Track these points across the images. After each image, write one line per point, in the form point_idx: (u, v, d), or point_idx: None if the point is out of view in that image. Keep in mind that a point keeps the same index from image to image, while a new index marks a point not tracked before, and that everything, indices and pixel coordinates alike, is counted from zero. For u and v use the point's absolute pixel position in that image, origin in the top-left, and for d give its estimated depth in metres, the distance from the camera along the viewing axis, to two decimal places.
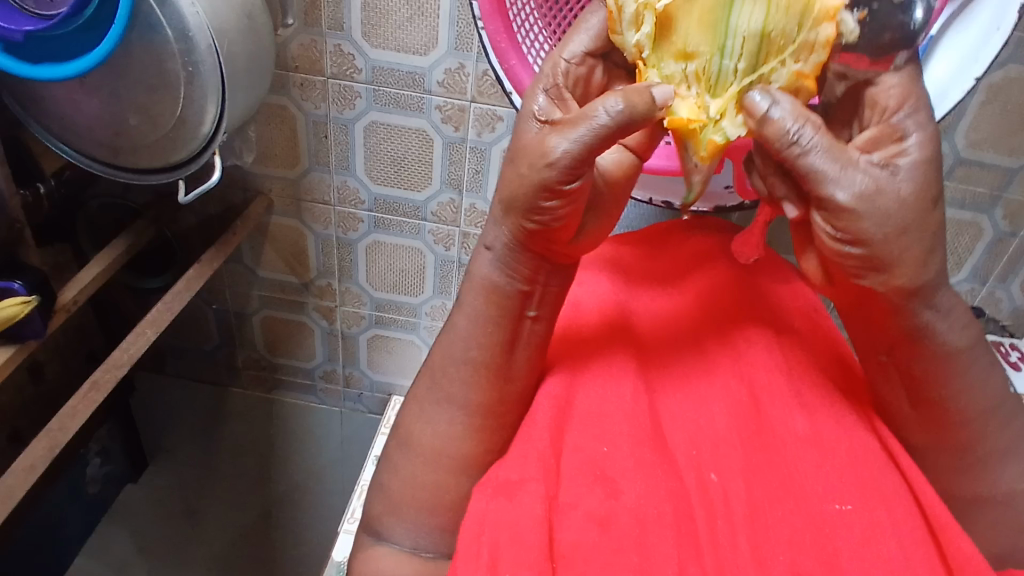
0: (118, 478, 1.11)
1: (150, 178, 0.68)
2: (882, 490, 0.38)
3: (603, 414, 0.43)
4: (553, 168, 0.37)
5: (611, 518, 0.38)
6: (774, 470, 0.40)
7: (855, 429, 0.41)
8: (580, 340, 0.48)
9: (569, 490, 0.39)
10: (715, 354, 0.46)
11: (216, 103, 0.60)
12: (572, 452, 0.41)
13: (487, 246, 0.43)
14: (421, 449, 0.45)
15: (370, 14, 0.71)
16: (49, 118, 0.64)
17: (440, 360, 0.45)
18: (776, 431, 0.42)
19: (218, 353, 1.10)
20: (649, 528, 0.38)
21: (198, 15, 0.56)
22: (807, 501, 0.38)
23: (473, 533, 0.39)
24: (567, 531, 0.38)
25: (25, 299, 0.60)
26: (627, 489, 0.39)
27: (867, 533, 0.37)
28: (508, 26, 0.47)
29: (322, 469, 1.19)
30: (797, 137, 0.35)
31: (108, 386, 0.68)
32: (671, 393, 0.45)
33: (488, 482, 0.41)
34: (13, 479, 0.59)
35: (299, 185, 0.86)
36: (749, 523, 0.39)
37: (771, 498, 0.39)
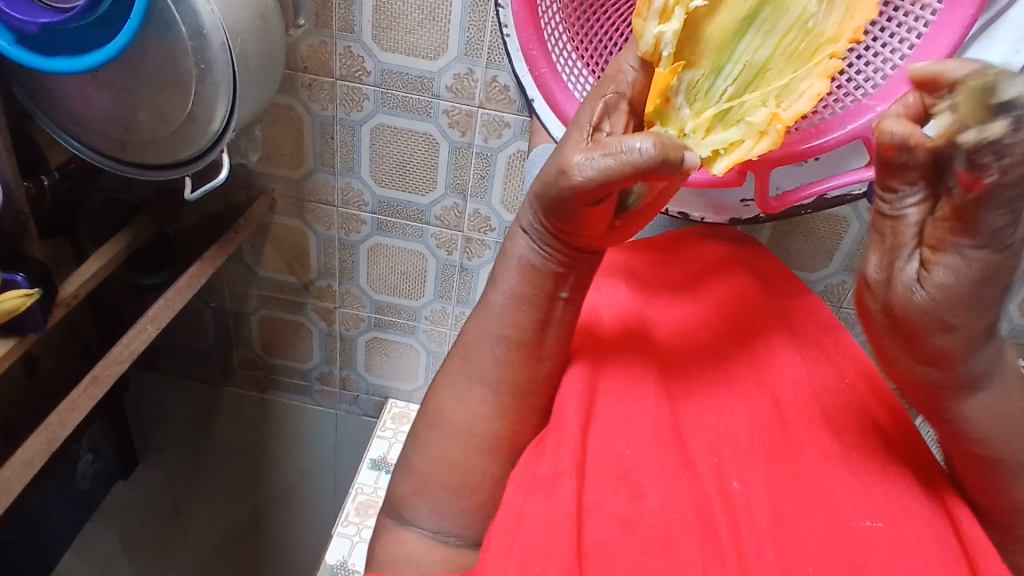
0: (108, 476, 1.09)
1: (157, 174, 0.68)
2: (904, 511, 0.43)
3: (629, 419, 0.46)
4: (575, 188, 0.37)
5: (637, 520, 0.42)
6: (797, 482, 0.45)
7: (871, 453, 0.45)
8: (606, 340, 0.49)
9: (594, 490, 0.43)
10: (738, 368, 0.49)
11: (227, 101, 0.60)
12: (598, 455, 0.44)
13: (523, 228, 0.44)
14: (451, 427, 0.46)
15: (380, 17, 0.71)
16: (57, 111, 0.63)
17: (473, 339, 0.45)
18: (800, 449, 0.46)
19: (212, 353, 1.08)
20: (673, 531, 0.42)
21: (213, 14, 0.56)
22: (835, 516, 0.43)
23: (509, 526, 0.42)
24: (593, 529, 0.42)
25: (27, 292, 0.60)
26: (651, 492, 0.43)
27: (892, 546, 0.41)
28: (540, 35, 0.48)
29: (315, 470, 1.19)
30: None
31: (108, 381, 0.67)
32: (694, 406, 0.48)
33: (520, 479, 0.44)
34: (10, 473, 0.59)
35: (303, 185, 0.86)
36: (772, 533, 0.43)
37: (795, 511, 0.44)
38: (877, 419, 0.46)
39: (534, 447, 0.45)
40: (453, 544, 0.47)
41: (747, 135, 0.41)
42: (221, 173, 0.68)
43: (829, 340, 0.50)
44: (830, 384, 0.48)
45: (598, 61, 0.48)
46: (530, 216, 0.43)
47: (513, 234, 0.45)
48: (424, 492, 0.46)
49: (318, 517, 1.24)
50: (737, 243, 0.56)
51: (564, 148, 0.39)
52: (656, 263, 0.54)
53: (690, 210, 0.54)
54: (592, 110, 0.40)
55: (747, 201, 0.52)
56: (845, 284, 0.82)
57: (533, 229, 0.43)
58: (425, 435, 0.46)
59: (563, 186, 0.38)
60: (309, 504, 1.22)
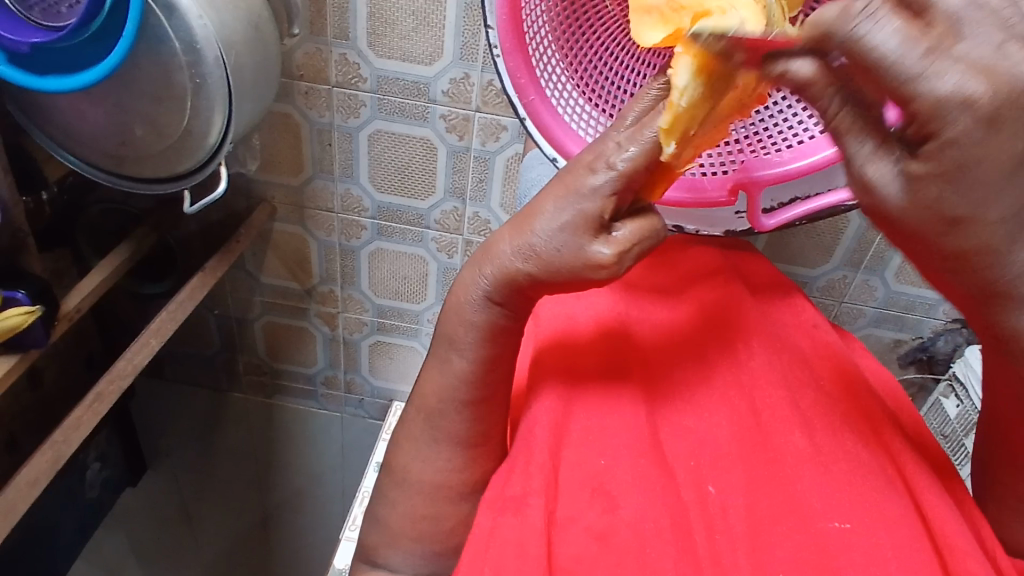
0: (116, 483, 1.10)
1: (155, 188, 0.68)
2: (884, 513, 0.37)
3: (603, 430, 0.42)
4: (605, 274, 0.39)
5: (611, 533, 0.38)
6: (775, 486, 0.39)
7: (855, 447, 0.40)
8: (574, 350, 0.46)
9: (569, 505, 0.39)
10: (715, 362, 0.45)
11: (223, 114, 0.60)
12: (572, 467, 0.41)
13: (486, 293, 0.43)
14: (421, 486, 0.46)
15: (375, 23, 0.71)
16: (54, 128, 0.64)
17: (450, 373, 0.44)
18: (777, 448, 0.40)
19: (217, 359, 1.08)
20: (648, 542, 0.38)
21: (206, 27, 0.56)
22: (806, 520, 0.37)
23: (480, 549, 0.39)
24: (567, 546, 0.38)
25: (29, 309, 0.60)
26: (625, 503, 0.39)
27: (868, 553, 0.35)
28: (527, 61, 0.47)
29: (323, 472, 1.20)
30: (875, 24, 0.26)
31: (112, 397, 0.68)
32: (672, 408, 0.44)
33: (494, 500, 0.41)
34: (16, 492, 0.59)
35: (303, 193, 0.86)
36: (753, 544, 0.37)
37: (772, 515, 0.38)
38: (869, 416, 0.42)
39: (506, 468, 0.43)
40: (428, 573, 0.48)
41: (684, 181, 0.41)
42: (219, 186, 0.68)
43: (814, 339, 0.48)
44: (809, 373, 0.44)
45: (591, 86, 0.48)
46: (503, 282, 0.42)
47: (465, 295, 0.43)
48: (394, 543, 0.47)
49: (328, 519, 1.25)
50: (725, 246, 0.55)
51: (582, 252, 0.39)
52: (643, 267, 0.52)
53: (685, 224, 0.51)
54: (599, 201, 0.38)
55: (741, 213, 0.48)
56: (846, 279, 0.82)
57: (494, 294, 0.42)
58: (403, 488, 0.47)
59: (595, 277, 0.39)
60: (318, 507, 1.23)
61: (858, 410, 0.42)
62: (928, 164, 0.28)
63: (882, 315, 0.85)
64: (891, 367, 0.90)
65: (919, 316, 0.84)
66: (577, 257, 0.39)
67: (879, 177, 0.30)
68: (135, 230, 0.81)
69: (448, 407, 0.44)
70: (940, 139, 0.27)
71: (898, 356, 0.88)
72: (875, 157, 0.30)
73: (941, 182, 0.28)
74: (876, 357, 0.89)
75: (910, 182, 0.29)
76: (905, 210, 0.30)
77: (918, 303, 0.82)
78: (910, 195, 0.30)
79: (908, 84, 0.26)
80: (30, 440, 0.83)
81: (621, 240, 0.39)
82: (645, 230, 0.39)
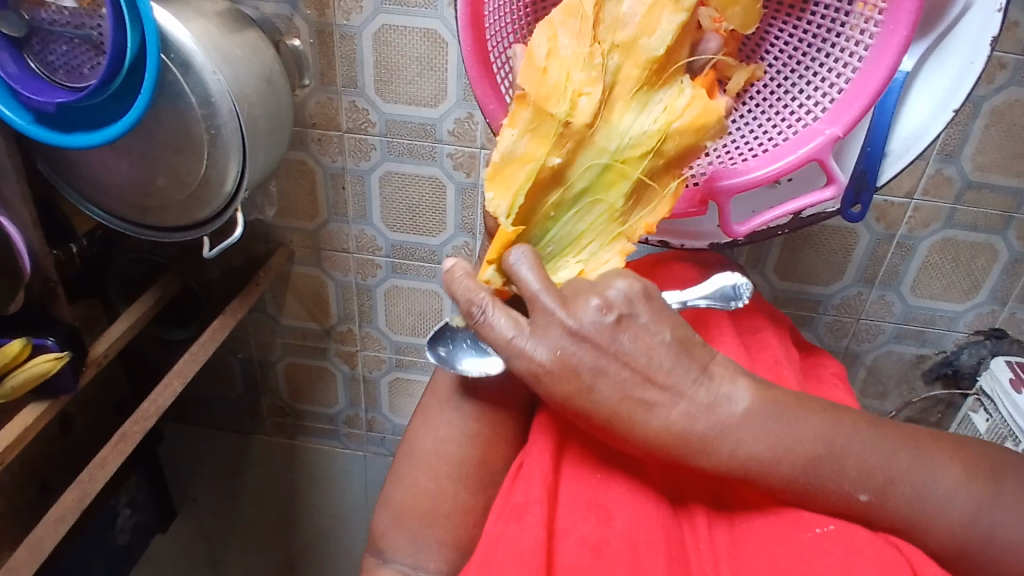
0: (146, 528, 1.12)
1: (176, 236, 0.71)
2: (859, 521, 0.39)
3: (598, 448, 0.44)
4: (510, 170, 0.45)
5: (605, 545, 0.38)
6: (758, 503, 0.41)
7: None
8: None
9: (565, 518, 0.40)
10: None
11: (238, 162, 0.63)
12: (572, 486, 0.42)
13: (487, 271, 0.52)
14: (436, 500, 0.47)
15: (381, 71, 0.75)
16: (81, 182, 0.68)
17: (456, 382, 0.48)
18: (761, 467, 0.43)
19: (242, 401, 1.12)
20: (642, 554, 0.38)
21: (219, 81, 0.59)
22: (793, 526, 0.38)
23: (482, 558, 0.39)
24: (566, 556, 0.38)
25: (56, 355, 0.63)
26: (620, 515, 0.40)
27: (847, 553, 0.36)
28: (495, 86, 0.47)
29: (348, 512, 1.19)
30: (479, 311, 0.41)
31: (136, 437, 0.69)
32: None
33: (501, 510, 0.42)
34: (42, 531, 0.61)
35: (319, 235, 0.89)
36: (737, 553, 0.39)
37: (758, 527, 0.39)
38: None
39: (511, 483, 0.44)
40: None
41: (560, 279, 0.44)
42: (236, 230, 0.71)
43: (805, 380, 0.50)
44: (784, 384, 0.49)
45: None
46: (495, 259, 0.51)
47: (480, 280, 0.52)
48: None
49: None
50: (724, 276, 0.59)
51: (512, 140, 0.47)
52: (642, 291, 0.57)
53: (669, 238, 0.52)
54: None
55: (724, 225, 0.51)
56: (862, 295, 0.82)
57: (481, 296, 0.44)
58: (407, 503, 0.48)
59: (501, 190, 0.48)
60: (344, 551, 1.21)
61: None
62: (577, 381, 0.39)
63: (902, 331, 0.84)
64: (917, 384, 0.88)
65: (940, 329, 0.83)
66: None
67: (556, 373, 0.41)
68: (160, 277, 0.84)
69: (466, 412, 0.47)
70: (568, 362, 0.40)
71: (922, 371, 0.86)
72: None
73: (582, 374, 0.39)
74: (900, 373, 0.87)
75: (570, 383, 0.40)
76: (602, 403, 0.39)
77: (937, 316, 0.82)
78: (534, 339, 0.40)
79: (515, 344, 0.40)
80: (61, 486, 0.85)
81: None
82: (497, 321, 0.40)
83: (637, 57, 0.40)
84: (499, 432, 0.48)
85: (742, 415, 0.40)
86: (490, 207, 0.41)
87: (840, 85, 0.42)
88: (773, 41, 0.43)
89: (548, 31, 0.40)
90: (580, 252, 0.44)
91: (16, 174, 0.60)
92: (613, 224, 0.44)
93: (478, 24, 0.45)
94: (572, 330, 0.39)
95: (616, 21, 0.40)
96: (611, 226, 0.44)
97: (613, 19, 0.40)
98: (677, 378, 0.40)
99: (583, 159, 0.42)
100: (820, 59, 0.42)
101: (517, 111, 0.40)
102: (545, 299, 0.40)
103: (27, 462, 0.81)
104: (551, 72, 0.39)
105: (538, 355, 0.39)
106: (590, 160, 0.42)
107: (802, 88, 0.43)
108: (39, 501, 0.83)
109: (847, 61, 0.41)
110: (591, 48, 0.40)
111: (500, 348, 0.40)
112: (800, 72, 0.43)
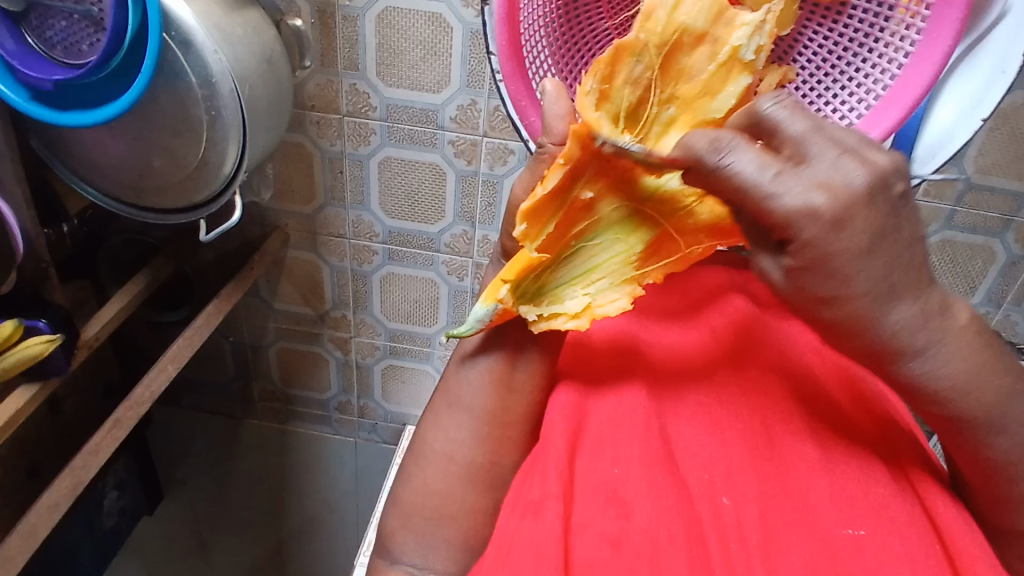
0: (134, 510, 1.11)
1: (172, 219, 0.70)
2: (897, 518, 0.39)
3: (615, 438, 0.44)
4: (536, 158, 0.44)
5: (624, 539, 0.40)
6: (787, 497, 0.41)
7: (865, 461, 0.42)
8: (589, 363, 0.48)
9: (582, 512, 0.42)
10: (725, 378, 0.46)
11: (237, 145, 0.62)
12: (587, 475, 0.43)
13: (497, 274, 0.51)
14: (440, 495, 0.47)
15: (384, 54, 0.73)
16: (75, 161, 0.66)
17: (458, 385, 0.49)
18: (789, 458, 0.42)
19: (232, 385, 1.11)
20: (662, 550, 0.40)
21: (221, 62, 0.58)
22: (820, 527, 0.40)
23: (502, 550, 0.42)
24: (582, 551, 0.41)
25: (50, 338, 0.62)
26: (639, 509, 0.41)
27: (879, 559, 0.38)
28: (529, 87, 0.47)
29: (337, 498, 1.19)
30: (727, 154, 0.34)
31: (130, 423, 0.69)
32: (683, 417, 0.45)
33: (513, 505, 0.44)
34: (36, 518, 0.60)
35: (315, 220, 0.88)
36: (764, 549, 0.40)
37: (783, 524, 0.41)
38: (878, 422, 0.44)
39: (527, 472, 0.45)
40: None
41: (565, 313, 0.44)
42: (233, 215, 0.69)
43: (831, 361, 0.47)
44: (810, 365, 0.47)
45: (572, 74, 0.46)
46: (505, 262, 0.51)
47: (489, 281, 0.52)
48: (408, 527, 0.48)
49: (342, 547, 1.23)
50: None
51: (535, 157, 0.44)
52: None
53: None
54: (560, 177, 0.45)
55: None
56: None
57: (483, 317, 0.45)
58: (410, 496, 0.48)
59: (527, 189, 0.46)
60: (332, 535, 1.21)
61: (867, 418, 0.45)
62: (795, 261, 0.34)
63: None
64: None
65: None
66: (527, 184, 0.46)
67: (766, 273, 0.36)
68: (153, 259, 0.82)
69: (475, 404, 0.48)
70: (813, 241, 0.33)
71: None
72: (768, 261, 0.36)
73: (812, 274, 0.34)
74: None
75: (790, 275, 0.35)
76: (792, 294, 0.35)
77: None
78: (798, 189, 0.33)
79: (765, 191, 0.33)
80: (50, 469, 0.84)
81: (570, 114, 0.43)
82: (739, 160, 0.34)
83: (694, 114, 0.41)
84: (502, 426, 0.48)
85: (951, 336, 0.36)
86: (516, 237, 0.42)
87: (877, 92, 0.41)
88: (808, 40, 0.42)
89: (612, 73, 0.40)
90: (590, 285, 0.44)
91: (10, 152, 0.58)
92: (627, 271, 0.44)
93: (513, 18, 0.44)
94: (866, 171, 0.33)
95: (682, 73, 0.41)
96: (627, 268, 0.44)
97: (682, 70, 0.41)
98: (895, 271, 0.34)
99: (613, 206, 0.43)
100: (857, 63, 0.41)
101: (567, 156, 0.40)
102: (827, 152, 0.34)
103: (15, 444, 0.80)
104: (603, 117, 0.41)
105: (791, 208, 0.33)
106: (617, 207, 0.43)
107: (839, 92, 0.42)
108: (28, 484, 0.83)
109: (884, 67, 0.41)
110: (649, 96, 0.41)
111: (748, 196, 0.34)
112: (835, 74, 0.42)
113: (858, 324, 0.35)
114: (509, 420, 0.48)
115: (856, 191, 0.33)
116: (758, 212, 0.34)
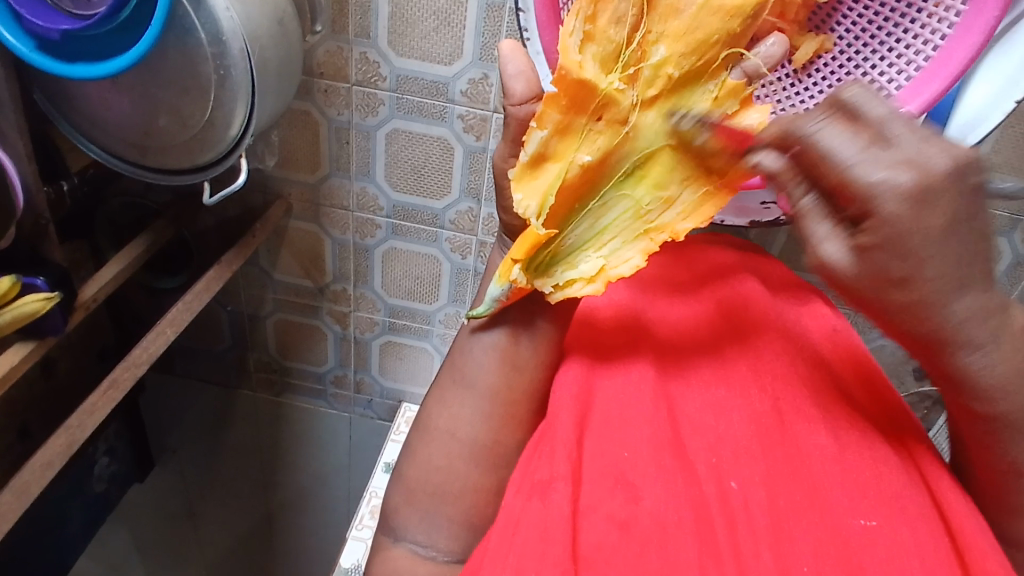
0: (123, 475, 1.11)
1: (175, 179, 0.68)
2: (905, 509, 0.39)
3: (625, 419, 0.44)
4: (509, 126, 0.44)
5: (633, 522, 0.39)
6: (798, 482, 0.41)
7: (875, 447, 0.42)
8: (596, 339, 0.48)
9: (590, 494, 0.41)
10: (732, 355, 0.46)
11: (245, 106, 0.61)
12: (595, 457, 0.43)
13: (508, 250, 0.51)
14: (446, 468, 0.47)
15: (396, 23, 0.72)
16: (79, 116, 0.65)
17: (465, 357, 0.48)
18: (801, 445, 0.42)
19: (228, 355, 1.09)
20: (671, 534, 0.39)
21: (232, 19, 0.56)
22: (832, 516, 0.39)
23: (509, 530, 0.41)
24: (590, 534, 0.39)
25: (47, 296, 0.61)
26: (647, 493, 0.41)
27: (890, 549, 0.37)
28: None
29: (329, 471, 1.20)
30: (813, 127, 0.33)
31: (126, 384, 0.68)
32: (688, 397, 0.45)
33: (523, 484, 0.43)
34: (29, 475, 0.60)
35: (319, 190, 0.87)
36: (775, 535, 0.39)
37: (795, 509, 0.40)
38: (890, 416, 0.44)
39: (534, 450, 0.45)
40: (442, 561, 0.47)
41: (581, 277, 0.43)
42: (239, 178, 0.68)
43: (838, 343, 0.48)
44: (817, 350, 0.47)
45: None
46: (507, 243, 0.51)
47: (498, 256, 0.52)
48: (413, 502, 0.48)
49: (332, 519, 1.25)
50: (746, 251, 0.56)
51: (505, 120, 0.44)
52: (664, 259, 0.53)
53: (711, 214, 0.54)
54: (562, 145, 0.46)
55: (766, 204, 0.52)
56: None
57: (499, 295, 0.45)
58: (417, 467, 0.48)
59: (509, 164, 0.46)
60: (319, 511, 1.24)
61: (882, 410, 0.44)
62: (869, 236, 0.32)
63: None
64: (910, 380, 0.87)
65: None
66: (508, 154, 0.46)
67: (831, 253, 0.34)
68: (153, 223, 0.80)
69: (484, 382, 0.47)
70: (879, 216, 0.32)
71: (914, 367, 0.84)
72: (834, 236, 0.34)
73: (885, 250, 0.32)
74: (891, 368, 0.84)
75: (859, 253, 0.33)
76: (855, 275, 0.34)
77: None
78: (882, 164, 0.32)
79: (848, 168, 0.32)
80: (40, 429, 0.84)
81: (528, 72, 0.42)
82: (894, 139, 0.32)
83: (686, 51, 0.41)
84: (510, 402, 0.47)
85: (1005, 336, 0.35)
86: (518, 208, 0.41)
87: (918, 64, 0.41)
88: (847, 11, 0.42)
89: (595, 12, 0.40)
90: (601, 248, 0.43)
91: (13, 103, 0.57)
92: (638, 226, 0.43)
93: None
94: (918, 165, 0.31)
95: (669, 9, 0.40)
96: (637, 224, 0.43)
97: (667, 7, 0.41)
98: None
99: (617, 159, 0.42)
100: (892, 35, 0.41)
101: (545, 113, 0.41)
102: (910, 136, 0.32)
103: (9, 406, 0.80)
104: (588, 59, 0.40)
105: (875, 179, 0.31)
106: (623, 161, 0.42)
107: (874, 63, 0.42)
108: (21, 444, 0.83)
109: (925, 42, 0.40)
110: (632, 36, 0.41)
111: (830, 167, 0.33)
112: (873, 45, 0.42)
113: (924, 314, 0.34)
114: (516, 397, 0.48)
115: (937, 174, 0.31)
116: (836, 183, 0.33)
